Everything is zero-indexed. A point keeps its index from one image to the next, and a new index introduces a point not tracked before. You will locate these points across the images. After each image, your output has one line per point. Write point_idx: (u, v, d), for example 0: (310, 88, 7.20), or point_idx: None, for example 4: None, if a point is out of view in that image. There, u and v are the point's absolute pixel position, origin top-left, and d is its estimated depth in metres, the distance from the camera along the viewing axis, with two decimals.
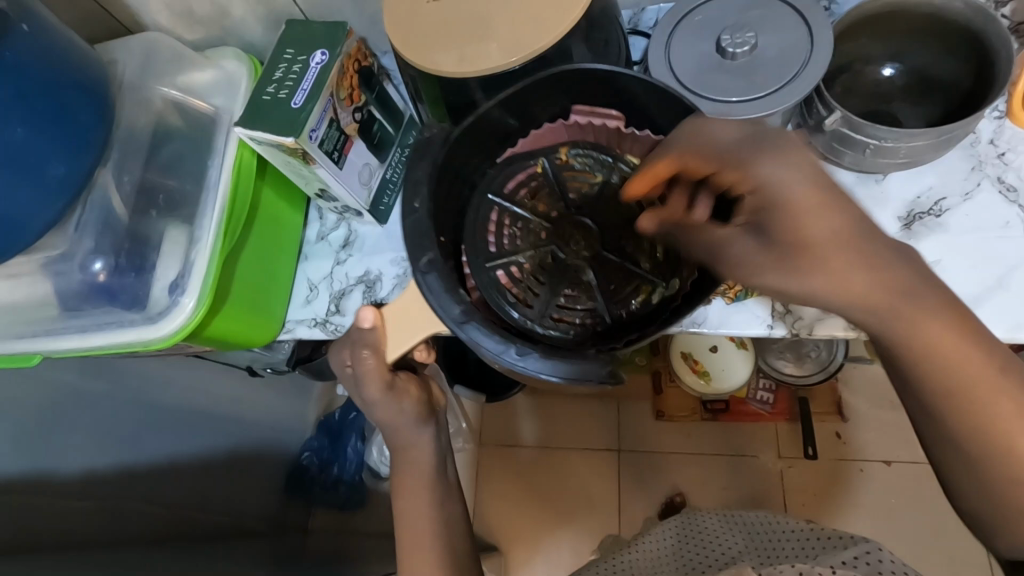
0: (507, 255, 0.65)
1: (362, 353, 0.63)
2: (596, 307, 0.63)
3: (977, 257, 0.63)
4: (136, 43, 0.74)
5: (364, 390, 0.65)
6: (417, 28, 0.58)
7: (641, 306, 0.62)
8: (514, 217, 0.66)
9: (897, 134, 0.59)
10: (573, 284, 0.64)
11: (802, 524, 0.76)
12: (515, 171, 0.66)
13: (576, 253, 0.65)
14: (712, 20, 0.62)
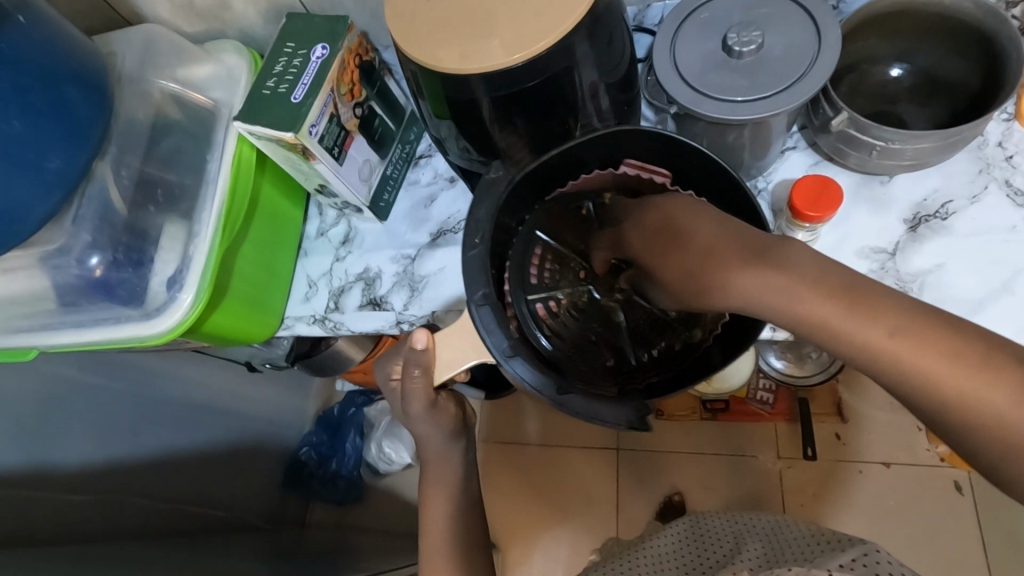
0: (546, 289, 0.64)
1: (412, 371, 0.60)
2: (622, 348, 0.63)
3: (982, 260, 0.62)
4: (136, 35, 0.72)
5: (411, 408, 0.63)
6: (419, 24, 0.57)
7: (665, 351, 0.62)
8: (556, 254, 0.66)
9: (904, 135, 0.58)
10: (603, 325, 0.65)
11: (812, 528, 0.72)
12: (561, 206, 0.66)
13: (609, 296, 0.66)
14: (718, 18, 0.61)
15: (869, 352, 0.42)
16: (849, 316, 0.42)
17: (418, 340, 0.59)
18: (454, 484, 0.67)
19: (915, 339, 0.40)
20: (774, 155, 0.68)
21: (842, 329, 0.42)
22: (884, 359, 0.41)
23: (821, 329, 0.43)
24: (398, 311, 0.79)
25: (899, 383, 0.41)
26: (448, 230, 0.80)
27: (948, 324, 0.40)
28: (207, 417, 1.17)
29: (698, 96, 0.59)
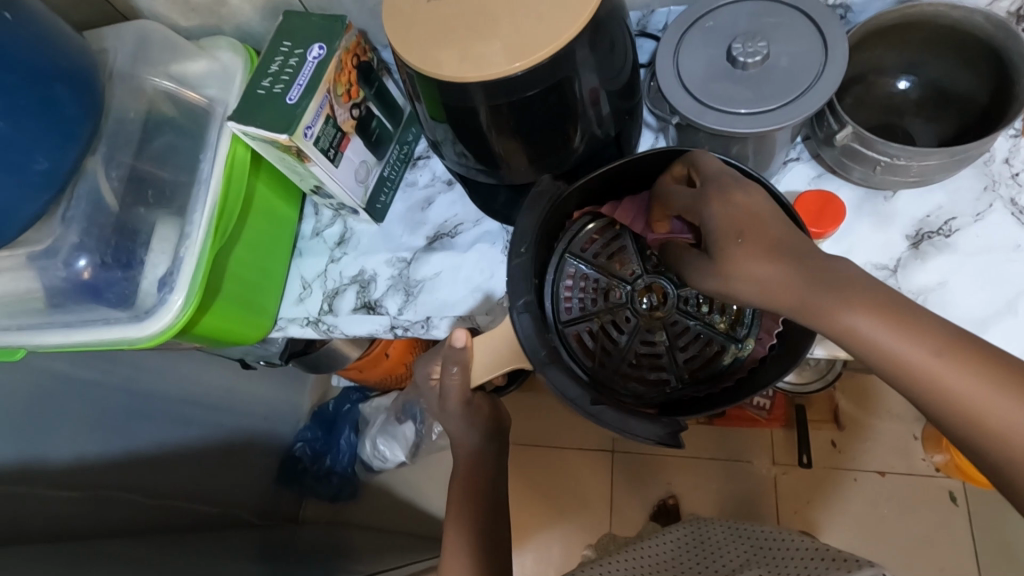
0: (581, 316, 0.66)
1: (450, 368, 0.62)
2: (669, 366, 0.65)
3: (985, 280, 0.61)
4: (128, 31, 0.70)
5: (450, 404, 0.64)
6: (416, 29, 0.56)
7: (711, 368, 0.64)
8: (594, 277, 0.67)
9: (909, 151, 0.57)
10: (648, 343, 0.65)
11: (816, 544, 0.70)
12: (593, 232, 0.68)
13: (652, 314, 0.66)
14: (723, 27, 0.60)
15: (881, 355, 0.45)
16: (867, 321, 0.45)
17: (457, 339, 0.60)
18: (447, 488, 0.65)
19: (926, 349, 0.44)
20: (777, 167, 0.67)
21: (861, 332, 0.45)
22: (894, 362, 0.45)
23: (837, 326, 0.46)
24: (393, 315, 0.78)
25: (905, 383, 0.45)
26: (445, 234, 0.80)
27: (956, 334, 0.44)
28: (200, 412, 1.16)
29: (700, 107, 0.57)
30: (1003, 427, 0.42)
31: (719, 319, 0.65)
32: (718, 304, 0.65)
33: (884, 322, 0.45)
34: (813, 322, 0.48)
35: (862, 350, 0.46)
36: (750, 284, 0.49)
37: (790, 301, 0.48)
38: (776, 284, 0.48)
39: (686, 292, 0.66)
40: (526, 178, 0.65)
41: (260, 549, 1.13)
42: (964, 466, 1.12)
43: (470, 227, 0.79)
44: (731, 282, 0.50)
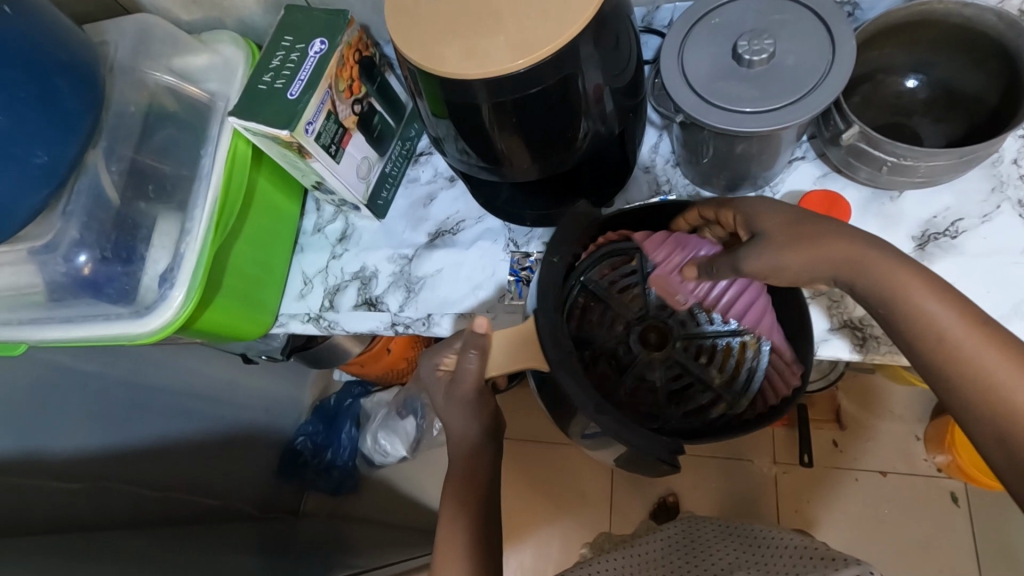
0: (581, 338, 0.63)
1: (468, 354, 0.58)
2: (659, 407, 0.61)
3: (992, 283, 0.60)
4: (129, 25, 0.70)
5: (459, 392, 0.60)
6: (419, 25, 0.56)
7: (701, 415, 0.61)
8: (601, 305, 0.64)
9: (916, 152, 0.56)
10: (640, 380, 0.62)
11: (806, 547, 0.65)
12: (607, 261, 0.65)
13: (651, 354, 0.63)
14: (730, 24, 0.59)
15: (920, 318, 0.48)
16: (916, 286, 0.48)
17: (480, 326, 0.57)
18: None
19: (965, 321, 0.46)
20: (781, 166, 0.67)
21: (913, 291, 0.48)
22: (929, 325, 0.47)
23: (891, 283, 0.49)
24: (394, 312, 0.78)
25: (930, 350, 0.47)
26: (447, 231, 0.79)
27: (991, 322, 0.47)
28: (202, 405, 1.16)
29: (706, 106, 0.57)
30: (1006, 404, 0.44)
31: (717, 372, 0.63)
32: (720, 358, 0.63)
33: (935, 291, 0.48)
34: (863, 283, 0.50)
35: (903, 311, 0.48)
36: (804, 251, 0.52)
37: (847, 262, 0.51)
38: (835, 253, 0.51)
39: (690, 339, 0.63)
40: (529, 176, 0.65)
41: (261, 543, 1.13)
42: (968, 467, 1.12)
43: (472, 224, 0.79)
44: (786, 252, 0.52)
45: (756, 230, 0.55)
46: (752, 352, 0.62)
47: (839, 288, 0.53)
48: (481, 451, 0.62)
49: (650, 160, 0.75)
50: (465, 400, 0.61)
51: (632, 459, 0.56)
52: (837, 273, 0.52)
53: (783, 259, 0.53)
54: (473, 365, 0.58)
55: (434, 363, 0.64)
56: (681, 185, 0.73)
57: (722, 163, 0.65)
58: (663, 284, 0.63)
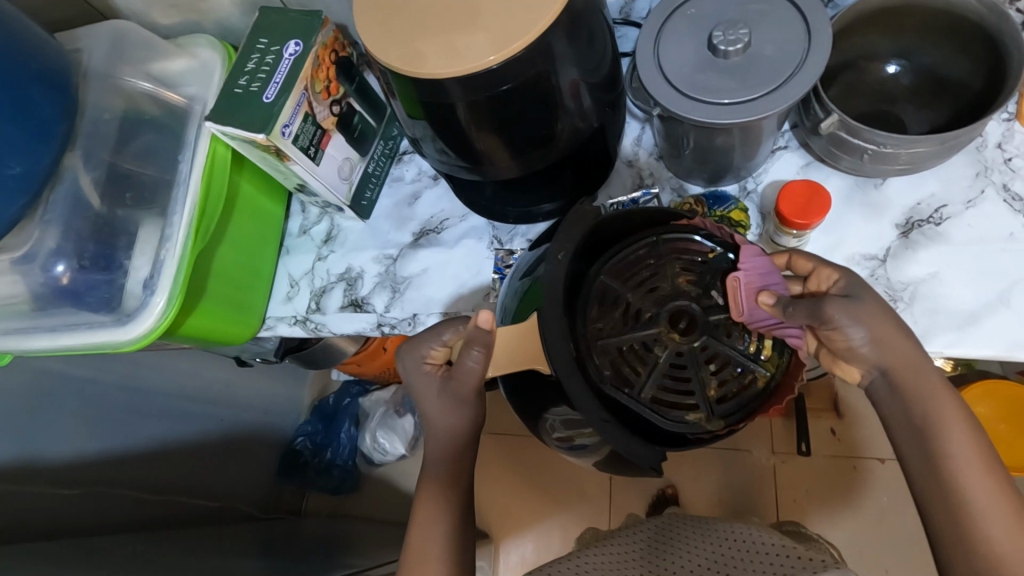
0: (616, 283, 0.58)
1: (472, 351, 0.53)
2: (641, 380, 0.56)
3: (977, 271, 0.60)
4: (103, 30, 0.69)
5: (455, 384, 0.57)
6: (389, 23, 0.55)
7: (671, 409, 0.56)
8: (655, 267, 0.59)
9: (897, 140, 0.56)
10: (645, 347, 0.57)
11: (783, 546, 0.67)
12: (692, 238, 0.59)
13: (669, 334, 0.57)
14: (706, 14, 0.58)
15: (945, 447, 0.49)
16: (948, 416, 0.49)
17: (483, 321, 0.51)
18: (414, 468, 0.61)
19: (981, 462, 0.48)
20: (764, 156, 0.66)
21: (947, 417, 0.49)
22: (949, 457, 0.49)
23: (927, 401, 0.50)
24: (380, 312, 0.78)
25: (939, 471, 0.49)
26: (431, 230, 0.79)
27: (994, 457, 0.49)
28: (200, 408, 1.16)
29: (683, 99, 0.56)
30: (985, 534, 0.47)
31: (715, 384, 0.56)
32: (725, 375, 0.56)
33: (964, 422, 0.49)
34: (906, 394, 0.51)
35: (930, 429, 0.49)
36: (871, 331, 0.50)
37: (907, 366, 0.51)
38: (903, 352, 0.51)
39: (710, 347, 0.57)
40: (509, 173, 0.64)
41: (262, 544, 1.13)
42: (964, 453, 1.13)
43: (456, 222, 0.78)
44: (870, 332, 0.50)
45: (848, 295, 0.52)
46: (755, 386, 0.56)
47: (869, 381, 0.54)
48: (468, 451, 0.61)
49: (633, 153, 0.74)
50: (457, 394, 0.58)
51: (615, 459, 0.55)
52: (885, 370, 0.52)
53: (859, 332, 0.50)
54: (476, 362, 0.53)
55: (421, 355, 0.59)
56: (664, 179, 0.73)
57: (703, 155, 0.64)
58: (732, 288, 0.56)
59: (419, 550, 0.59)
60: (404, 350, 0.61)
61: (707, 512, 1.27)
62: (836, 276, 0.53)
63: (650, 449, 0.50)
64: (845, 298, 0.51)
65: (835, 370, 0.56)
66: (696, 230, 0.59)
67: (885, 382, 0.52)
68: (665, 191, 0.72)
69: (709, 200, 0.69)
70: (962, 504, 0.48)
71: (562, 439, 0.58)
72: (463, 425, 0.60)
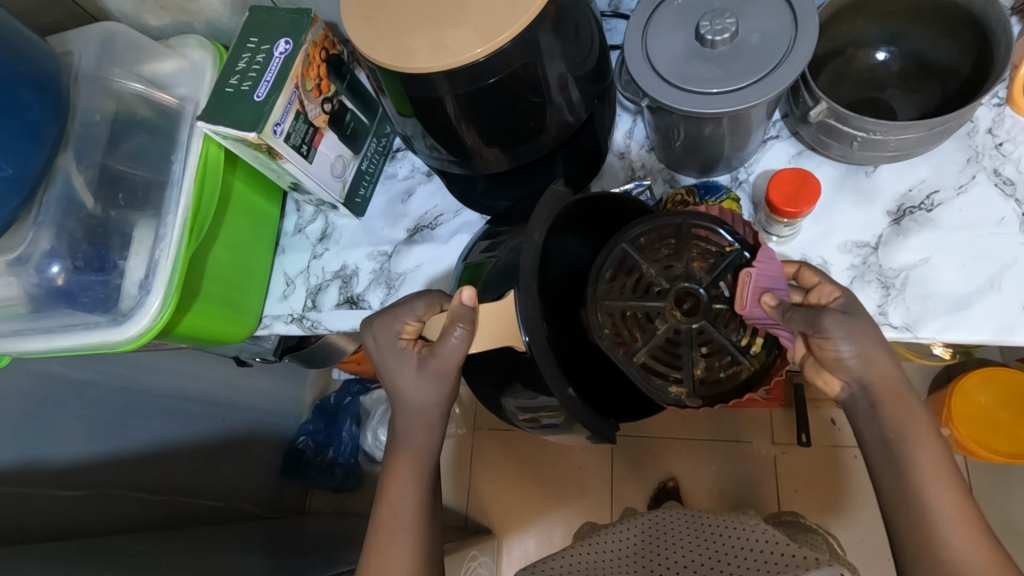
0: (635, 251, 0.58)
1: (455, 329, 0.53)
2: (636, 342, 0.56)
3: (969, 256, 0.60)
4: (93, 32, 0.69)
5: (435, 362, 0.56)
6: (374, 19, 0.55)
7: (655, 375, 0.55)
8: (674, 246, 0.58)
9: (887, 126, 0.56)
10: (646, 314, 0.57)
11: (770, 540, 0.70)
12: (715, 230, 0.58)
13: (672, 311, 0.57)
14: (694, 4, 0.58)
15: (913, 465, 0.50)
16: (921, 434, 0.50)
17: (466, 298, 0.52)
18: (408, 463, 0.61)
19: (946, 480, 0.50)
20: (754, 146, 0.66)
21: (917, 436, 0.50)
22: (918, 473, 0.50)
23: (901, 420, 0.51)
24: (375, 309, 0.78)
25: (908, 487, 0.50)
26: (425, 225, 0.79)
27: (960, 473, 0.50)
28: (201, 407, 1.17)
29: (671, 90, 0.56)
30: (946, 548, 0.48)
31: (705, 364, 0.55)
32: (716, 359, 0.56)
33: (933, 441, 0.50)
34: (885, 411, 0.51)
35: (901, 447, 0.50)
36: (859, 346, 0.50)
37: (889, 388, 0.51)
38: (887, 372, 0.51)
39: (706, 332, 0.56)
40: (499, 166, 0.65)
41: (265, 542, 1.13)
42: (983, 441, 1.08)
43: (450, 218, 0.78)
44: (858, 347, 0.50)
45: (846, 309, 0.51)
46: (741, 376, 0.55)
47: (852, 398, 0.53)
48: None
49: (624, 146, 0.75)
50: (433, 375, 0.57)
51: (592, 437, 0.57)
52: (869, 390, 0.51)
53: (849, 346, 0.50)
54: (459, 340, 0.54)
55: (395, 331, 0.59)
56: (656, 171, 0.73)
57: (694, 145, 0.64)
58: (742, 279, 0.54)
59: (416, 545, 0.59)
60: (376, 322, 0.61)
61: (709, 505, 1.27)
62: (838, 292, 0.53)
63: (607, 423, 0.57)
64: (841, 312, 0.50)
65: (816, 382, 0.54)
66: (722, 223, 0.58)
67: (866, 398, 0.51)
68: (657, 182, 0.72)
69: (701, 190, 0.69)
70: (926, 518, 0.49)
71: (528, 420, 0.61)
72: (433, 404, 0.59)
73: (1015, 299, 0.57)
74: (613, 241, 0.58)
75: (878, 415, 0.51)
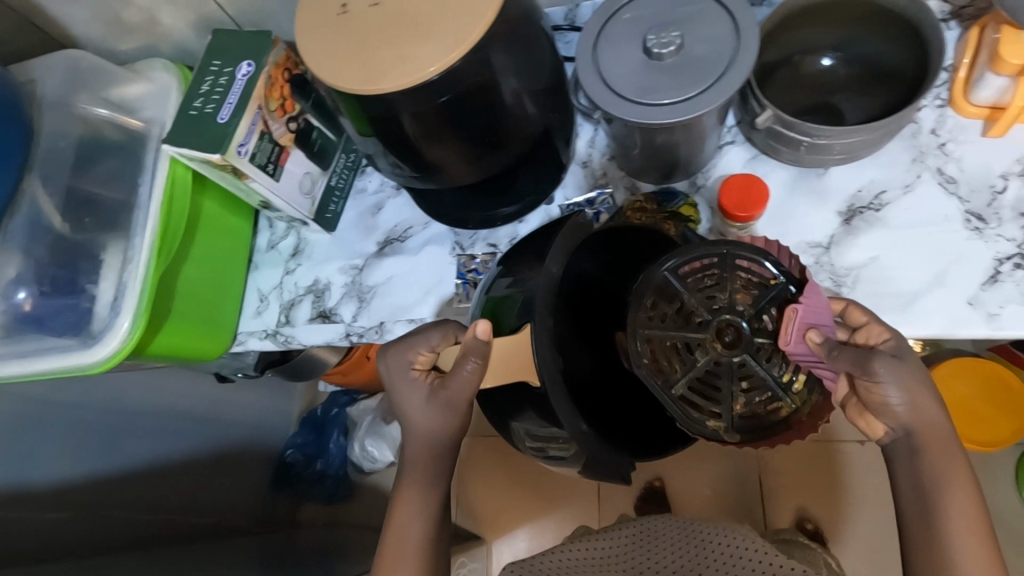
0: (678, 278, 0.56)
1: (467, 362, 0.56)
2: (675, 373, 0.54)
3: (915, 253, 0.62)
4: (57, 61, 0.70)
5: (445, 394, 0.59)
6: (319, 34, 0.56)
7: (693, 407, 0.53)
8: (717, 276, 0.56)
9: (829, 131, 0.58)
10: (686, 346, 0.55)
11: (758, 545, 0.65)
12: (760, 262, 0.56)
13: (713, 343, 0.54)
14: (641, 18, 0.60)
15: (944, 510, 0.51)
16: (957, 484, 0.51)
17: (480, 332, 0.54)
18: (400, 487, 0.61)
19: (976, 532, 0.50)
20: (709, 151, 0.68)
21: (956, 484, 0.51)
22: (948, 520, 0.50)
23: (943, 467, 0.51)
24: (347, 322, 0.79)
25: (933, 530, 0.51)
26: (395, 238, 0.80)
27: (991, 530, 0.51)
28: (188, 424, 1.17)
29: (620, 101, 0.58)
30: None
31: (745, 398, 0.54)
32: (756, 393, 0.54)
33: (972, 494, 0.51)
34: (926, 457, 0.52)
35: (937, 493, 0.51)
36: (908, 392, 0.51)
37: (930, 433, 0.52)
38: (888, 395, 0.51)
39: (747, 367, 0.54)
40: (462, 179, 0.66)
41: (259, 556, 1.13)
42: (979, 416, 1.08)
43: (419, 230, 0.79)
44: (908, 395, 0.51)
45: (898, 356, 0.52)
46: (781, 412, 0.54)
47: (895, 442, 0.54)
48: (444, 458, 0.62)
49: (587, 155, 0.76)
50: (443, 404, 0.60)
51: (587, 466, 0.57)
52: (914, 434, 0.52)
53: (895, 389, 0.51)
54: (470, 372, 0.56)
55: (409, 360, 0.62)
56: (618, 179, 0.74)
57: (653, 153, 0.66)
58: (788, 315, 0.53)
59: (412, 568, 0.59)
60: (390, 351, 0.63)
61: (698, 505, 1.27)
62: (888, 335, 0.53)
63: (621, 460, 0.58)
64: (893, 358, 0.51)
65: (858, 425, 0.56)
66: (766, 255, 0.56)
67: (909, 442, 0.53)
68: (619, 190, 0.74)
69: (659, 197, 0.71)
70: (944, 563, 0.50)
71: (535, 447, 0.64)
72: (443, 434, 0.61)
73: (960, 294, 0.60)
74: (654, 268, 0.56)
75: (908, 453, 0.53)
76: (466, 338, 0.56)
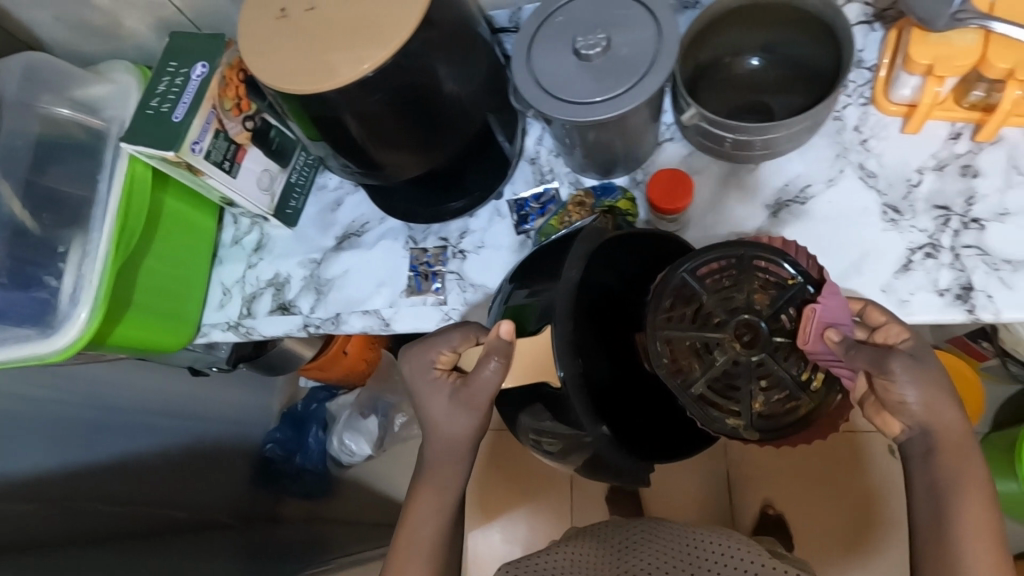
0: (697, 279, 0.57)
1: (490, 361, 0.59)
2: (695, 372, 0.55)
3: (835, 244, 0.65)
4: (15, 62, 0.72)
5: (465, 393, 0.61)
6: (262, 36, 0.59)
7: (713, 406, 0.54)
8: (735, 277, 0.57)
9: (749, 128, 0.61)
10: (706, 347, 0.56)
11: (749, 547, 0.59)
12: (777, 263, 0.57)
13: (733, 343, 0.56)
14: (572, 21, 0.63)
15: (954, 513, 0.52)
16: (969, 488, 0.53)
17: (503, 332, 0.57)
18: None
19: (985, 537, 0.52)
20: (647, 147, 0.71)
21: (969, 489, 0.53)
22: (958, 523, 0.52)
23: (959, 472, 0.53)
24: (305, 314, 0.82)
25: (943, 531, 0.52)
26: (353, 233, 0.83)
27: (1003, 536, 0.52)
28: (167, 419, 1.19)
29: (549, 99, 0.61)
30: None
31: (763, 395, 0.55)
32: (774, 391, 0.55)
33: (985, 500, 0.53)
34: (941, 459, 0.53)
35: (951, 496, 0.53)
36: (924, 394, 0.53)
37: (946, 435, 0.54)
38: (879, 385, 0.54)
39: (765, 366, 0.55)
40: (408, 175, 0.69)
41: (244, 549, 1.15)
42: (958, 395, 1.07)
43: (375, 225, 0.82)
44: (924, 395, 0.52)
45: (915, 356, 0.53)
46: (798, 409, 0.55)
47: (913, 442, 0.55)
48: None
49: (534, 152, 0.78)
50: (465, 403, 0.62)
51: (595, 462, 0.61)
52: (934, 436, 0.54)
53: (914, 391, 0.52)
54: (493, 372, 0.59)
55: (430, 360, 0.63)
56: (563, 173, 0.77)
57: (595, 149, 0.69)
58: (806, 315, 0.54)
59: None
60: (413, 350, 0.65)
61: None
62: (907, 335, 0.55)
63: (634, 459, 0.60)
64: (909, 357, 0.53)
65: (876, 422, 0.57)
66: (784, 256, 0.57)
67: (924, 442, 0.54)
68: (563, 185, 0.76)
69: (598, 192, 0.74)
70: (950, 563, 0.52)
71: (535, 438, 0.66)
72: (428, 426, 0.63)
73: (875, 283, 0.63)
74: (674, 269, 0.57)
75: (923, 453, 0.54)
76: (488, 338, 0.59)
